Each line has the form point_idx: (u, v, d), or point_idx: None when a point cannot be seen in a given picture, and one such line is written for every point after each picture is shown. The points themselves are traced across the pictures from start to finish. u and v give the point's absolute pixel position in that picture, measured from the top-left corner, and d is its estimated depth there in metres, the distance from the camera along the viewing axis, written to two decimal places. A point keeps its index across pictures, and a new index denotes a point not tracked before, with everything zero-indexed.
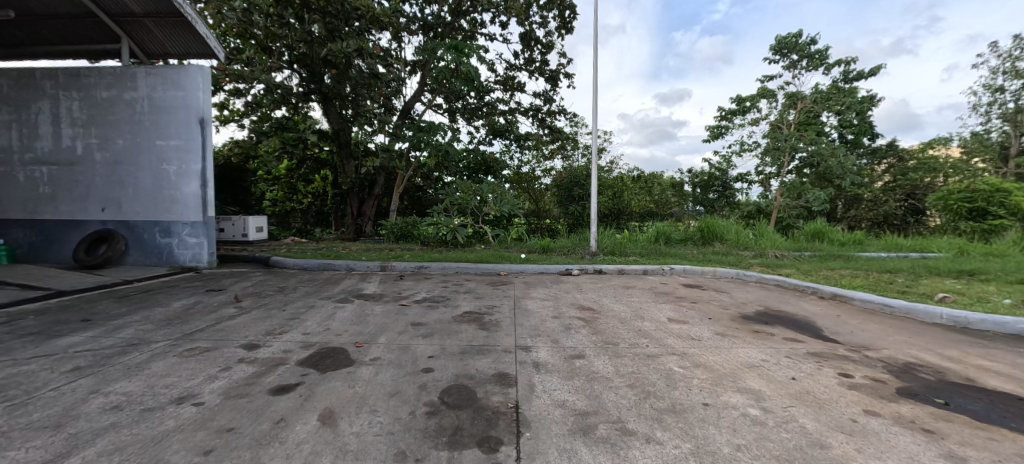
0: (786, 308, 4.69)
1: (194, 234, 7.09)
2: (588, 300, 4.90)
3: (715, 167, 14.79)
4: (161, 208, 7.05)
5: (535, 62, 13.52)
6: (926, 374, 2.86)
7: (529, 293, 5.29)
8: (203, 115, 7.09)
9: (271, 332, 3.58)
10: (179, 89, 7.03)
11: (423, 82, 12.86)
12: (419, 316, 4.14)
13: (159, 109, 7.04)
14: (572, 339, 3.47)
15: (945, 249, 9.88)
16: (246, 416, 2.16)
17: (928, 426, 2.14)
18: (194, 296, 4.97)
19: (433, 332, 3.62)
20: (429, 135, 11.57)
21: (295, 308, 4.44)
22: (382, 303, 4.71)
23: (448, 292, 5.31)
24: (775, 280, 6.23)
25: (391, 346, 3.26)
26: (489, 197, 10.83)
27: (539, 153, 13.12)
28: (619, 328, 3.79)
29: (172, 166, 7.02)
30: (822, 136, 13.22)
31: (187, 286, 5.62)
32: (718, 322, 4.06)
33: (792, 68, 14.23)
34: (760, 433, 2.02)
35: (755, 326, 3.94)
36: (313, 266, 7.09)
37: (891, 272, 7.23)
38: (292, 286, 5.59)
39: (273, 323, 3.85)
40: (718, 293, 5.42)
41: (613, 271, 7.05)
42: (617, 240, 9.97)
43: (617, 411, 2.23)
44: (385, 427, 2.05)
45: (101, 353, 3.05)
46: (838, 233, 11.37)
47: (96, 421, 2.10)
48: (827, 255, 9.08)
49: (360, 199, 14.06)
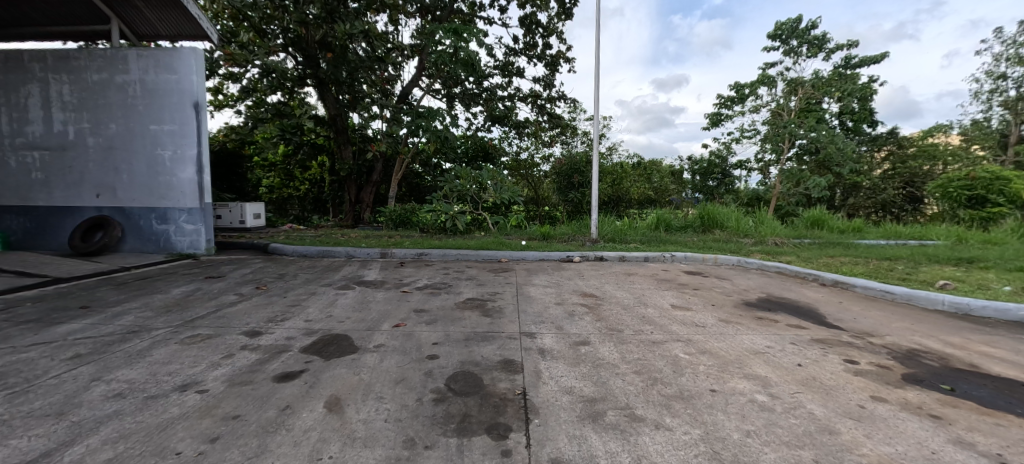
0: (788, 295, 4.68)
1: (192, 221, 7.00)
2: (591, 287, 4.88)
3: (715, 154, 14.69)
4: (157, 195, 6.94)
5: (536, 47, 13.31)
6: (929, 361, 2.87)
7: (531, 280, 5.27)
8: (197, 99, 6.94)
9: (272, 318, 3.55)
10: (171, 72, 6.85)
11: (421, 67, 12.71)
12: (422, 303, 4.12)
13: (153, 93, 6.87)
14: (576, 326, 3.45)
15: (944, 237, 9.89)
16: (251, 403, 2.14)
17: (935, 412, 2.14)
18: (193, 283, 4.93)
19: (436, 319, 3.60)
20: (427, 121, 11.44)
21: (295, 295, 4.40)
22: (383, 290, 4.69)
23: (449, 279, 5.28)
24: (776, 267, 6.23)
25: (395, 332, 3.25)
26: (488, 183, 10.78)
27: (538, 140, 13.07)
28: (623, 315, 3.79)
29: (167, 151, 6.89)
30: (822, 123, 13.12)
31: (186, 273, 5.57)
32: (722, 309, 4.06)
33: (791, 54, 14.08)
34: (768, 420, 2.02)
35: (758, 312, 3.94)
36: (312, 253, 7.05)
37: (891, 259, 7.24)
38: (292, 273, 5.55)
39: (274, 310, 3.82)
40: (720, 280, 5.42)
41: (614, 258, 7.04)
42: (617, 227, 9.94)
43: (624, 398, 2.23)
44: (393, 414, 2.04)
45: (102, 341, 3.02)
46: (837, 220, 11.37)
47: (99, 409, 2.07)
48: (826, 242, 9.10)
49: (358, 186, 14.01)
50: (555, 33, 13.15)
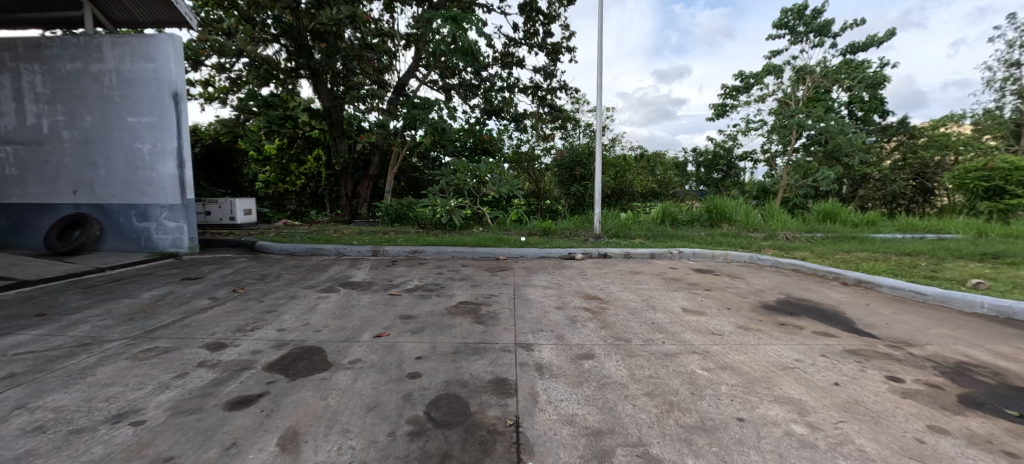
0: (810, 296, 4.31)
1: (173, 218, 6.64)
2: (594, 288, 4.52)
3: (720, 145, 14.22)
4: (136, 191, 6.58)
5: (536, 35, 12.84)
6: (984, 377, 2.50)
7: (530, 280, 4.91)
8: (176, 89, 6.53)
9: (242, 328, 3.20)
10: (148, 60, 6.44)
11: (418, 57, 12.28)
12: (410, 308, 3.76)
13: (129, 83, 6.48)
14: (578, 335, 3.09)
15: (962, 230, 9.46)
16: (191, 440, 1.80)
17: (1011, 448, 1.78)
18: (167, 285, 4.59)
19: (423, 327, 3.25)
20: (424, 112, 10.99)
21: (274, 299, 4.06)
22: (370, 292, 4.35)
23: (443, 280, 4.93)
24: (791, 264, 5.85)
25: (375, 344, 2.89)
26: (487, 177, 10.43)
27: (539, 132, 12.60)
28: (631, 321, 3.44)
29: (146, 145, 6.51)
30: (831, 112, 12.64)
31: (164, 273, 5.25)
32: (739, 313, 3.69)
33: (798, 42, 13.55)
34: (813, 461, 1.66)
35: (779, 317, 3.57)
36: (300, 251, 6.70)
37: (912, 255, 6.84)
38: (275, 274, 5.20)
39: (247, 317, 3.47)
40: (733, 279, 5.04)
41: (618, 254, 6.66)
42: (620, 221, 9.55)
43: (636, 430, 1.87)
44: (357, 455, 1.69)
45: (44, 357, 2.68)
46: (850, 213, 10.92)
47: (8, 448, 1.73)
48: (840, 236, 8.68)
49: (355, 180, 13.67)
50: (554, 21, 12.66)
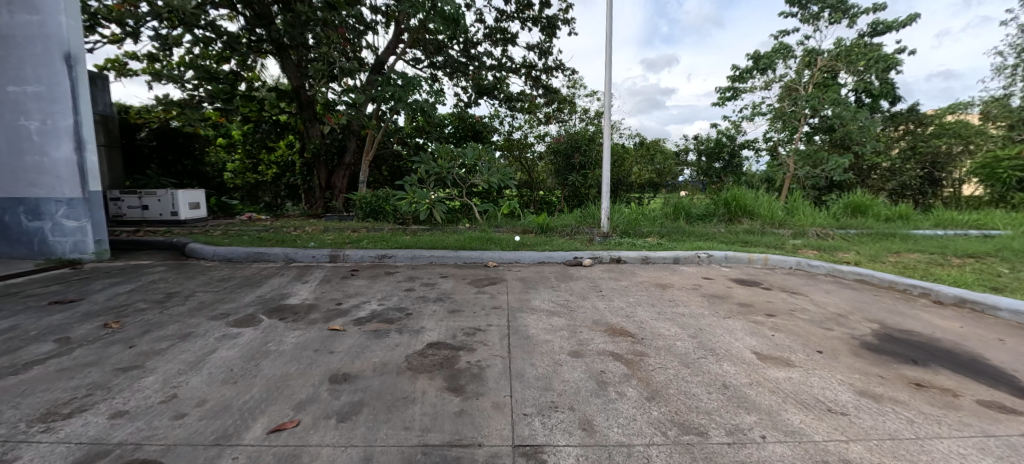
0: (913, 325, 3.15)
1: (74, 216, 5.25)
2: (617, 315, 3.30)
3: (723, 133, 12.98)
4: (23, 181, 5.14)
5: (530, 7, 11.41)
6: None
7: (529, 300, 3.67)
8: (71, 49, 5.08)
9: (54, 414, 1.89)
10: (32, 12, 4.96)
11: (398, 31, 10.82)
12: (352, 359, 2.48)
13: (7, 41, 4.99)
14: (615, 419, 1.87)
15: (1009, 226, 8.45)
16: None
17: None
18: (16, 315, 3.23)
19: (362, 404, 1.98)
20: (403, 92, 9.45)
21: (156, 340, 2.75)
22: (304, 324, 3.07)
23: (411, 300, 3.67)
24: (854, 273, 4.69)
25: (264, 453, 1.62)
26: (476, 165, 9.10)
27: (532, 117, 11.24)
28: (688, 382, 2.22)
29: (32, 122, 5.07)
30: (843, 98, 11.51)
31: (34, 293, 3.88)
32: (841, 361, 2.50)
33: (811, 21, 12.32)
34: None
35: (906, 371, 2.39)
36: (239, 256, 5.38)
37: (977, 258, 5.77)
38: (187, 293, 3.87)
39: (81, 384, 2.16)
40: (793, 296, 3.87)
41: (633, 259, 5.45)
42: (627, 216, 8.34)
43: None
44: None
45: None
46: (880, 205, 9.87)
47: None
48: (877, 233, 7.62)
49: (328, 169, 12.17)
50: None
